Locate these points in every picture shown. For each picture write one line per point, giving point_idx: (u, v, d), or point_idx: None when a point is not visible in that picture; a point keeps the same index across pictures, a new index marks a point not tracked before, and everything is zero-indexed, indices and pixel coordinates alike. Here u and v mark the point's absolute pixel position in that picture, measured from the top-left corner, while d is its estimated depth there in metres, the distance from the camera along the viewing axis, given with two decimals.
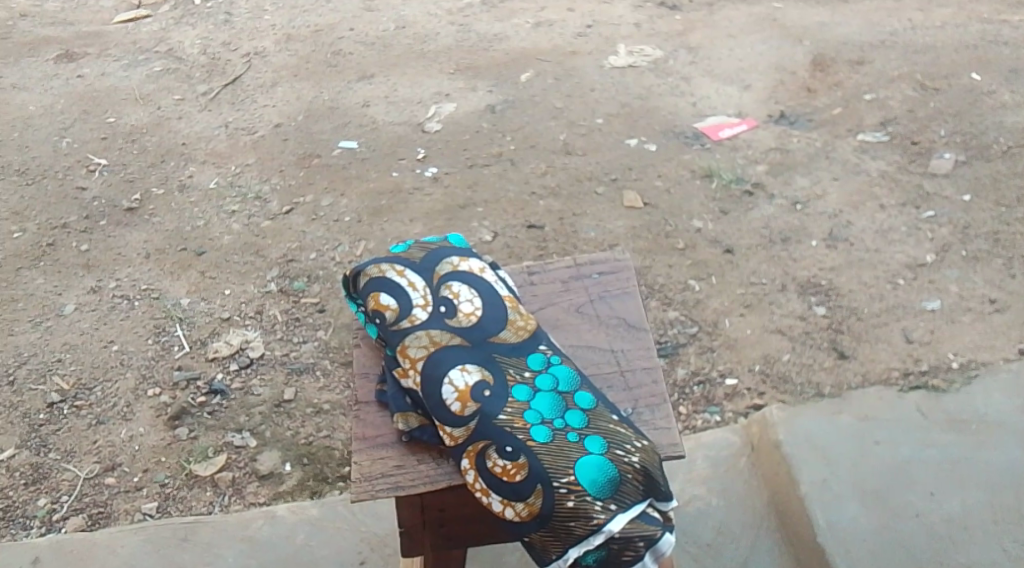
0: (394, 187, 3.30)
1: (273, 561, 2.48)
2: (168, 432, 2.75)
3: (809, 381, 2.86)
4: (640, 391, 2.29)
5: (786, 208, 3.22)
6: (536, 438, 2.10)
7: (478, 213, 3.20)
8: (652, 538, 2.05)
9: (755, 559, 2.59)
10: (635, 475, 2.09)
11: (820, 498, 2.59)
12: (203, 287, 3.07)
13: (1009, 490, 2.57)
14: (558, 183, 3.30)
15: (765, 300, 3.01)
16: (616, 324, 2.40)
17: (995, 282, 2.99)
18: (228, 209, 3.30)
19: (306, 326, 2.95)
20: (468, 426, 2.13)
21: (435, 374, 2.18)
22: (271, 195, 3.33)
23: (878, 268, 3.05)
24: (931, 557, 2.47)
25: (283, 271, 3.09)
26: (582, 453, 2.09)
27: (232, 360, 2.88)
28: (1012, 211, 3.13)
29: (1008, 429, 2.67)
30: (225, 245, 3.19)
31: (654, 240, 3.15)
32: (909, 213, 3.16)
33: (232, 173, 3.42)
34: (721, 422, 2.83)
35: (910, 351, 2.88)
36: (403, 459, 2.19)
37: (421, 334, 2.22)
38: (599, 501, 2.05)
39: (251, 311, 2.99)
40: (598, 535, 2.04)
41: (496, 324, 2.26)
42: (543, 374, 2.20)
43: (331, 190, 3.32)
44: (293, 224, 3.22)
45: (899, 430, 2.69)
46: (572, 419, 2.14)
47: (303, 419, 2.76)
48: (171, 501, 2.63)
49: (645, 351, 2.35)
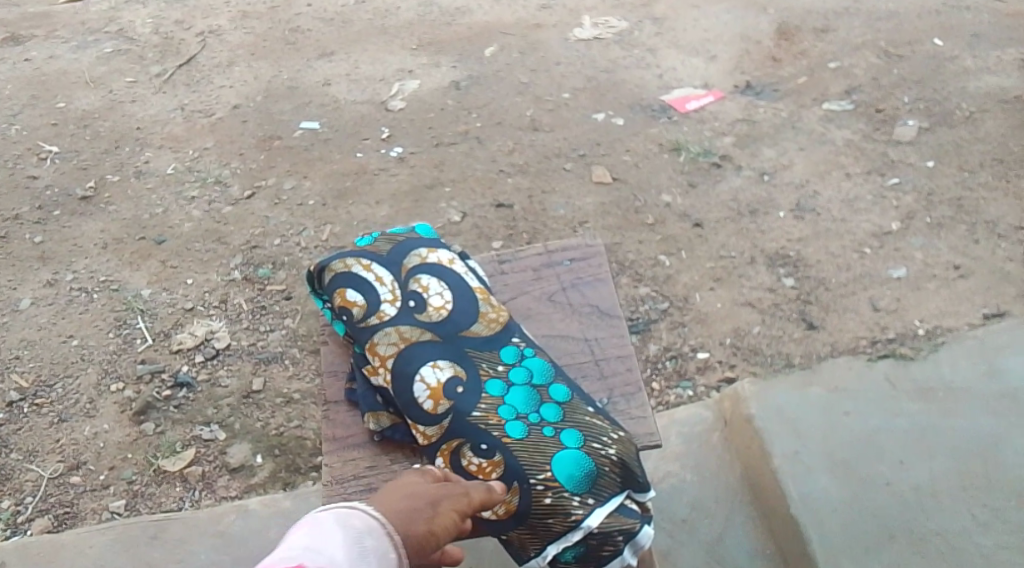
0: (359, 168, 3.24)
1: (246, 557, 2.46)
2: (133, 428, 2.71)
3: (779, 353, 2.87)
4: (614, 379, 2.36)
5: (753, 179, 3.21)
6: (512, 434, 2.15)
7: (446, 193, 3.16)
8: (631, 531, 2.11)
9: (729, 532, 2.63)
10: (612, 468, 2.14)
11: (792, 471, 2.62)
12: (165, 278, 3.00)
13: (976, 454, 2.60)
14: (526, 160, 3.25)
15: (734, 273, 3.01)
16: (589, 313, 2.45)
17: (959, 248, 3.01)
18: (187, 195, 3.21)
19: (273, 314, 2.91)
20: (441, 424, 2.17)
21: (406, 372, 2.22)
22: (232, 178, 3.25)
23: (845, 237, 3.06)
24: (900, 524, 2.52)
25: (248, 259, 3.03)
26: (558, 448, 2.14)
27: (197, 352, 2.83)
28: (974, 176, 3.15)
29: (975, 395, 2.70)
30: (186, 233, 3.11)
31: (623, 216, 3.12)
32: (874, 181, 3.17)
33: (190, 158, 3.33)
34: (693, 397, 2.85)
35: (878, 320, 2.91)
36: (375, 460, 2.25)
37: (390, 331, 2.26)
38: (577, 496, 2.10)
39: (215, 301, 2.94)
40: (576, 531, 2.09)
41: (468, 317, 2.29)
42: (517, 367, 2.25)
43: (294, 173, 3.24)
44: (256, 209, 3.15)
45: (868, 400, 2.73)
46: (547, 413, 2.19)
47: (273, 409, 2.74)
48: (139, 499, 2.61)
49: (619, 340, 2.41)
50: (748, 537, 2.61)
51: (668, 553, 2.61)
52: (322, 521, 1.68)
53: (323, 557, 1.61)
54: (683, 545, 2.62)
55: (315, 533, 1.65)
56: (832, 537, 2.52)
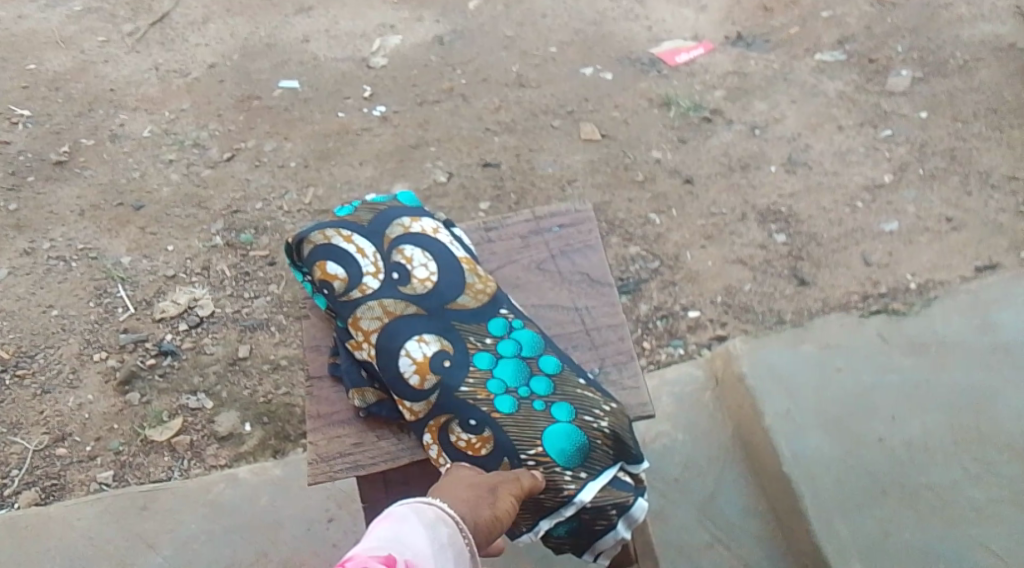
0: (341, 129, 3.20)
1: (238, 525, 2.52)
2: (119, 398, 2.71)
3: (771, 310, 2.84)
4: (606, 349, 2.27)
5: (744, 133, 3.15)
6: (501, 409, 2.08)
7: (432, 153, 3.12)
8: (625, 504, 2.05)
9: (722, 492, 2.63)
10: (605, 441, 2.07)
11: (784, 429, 2.62)
12: (145, 245, 2.97)
13: (968, 408, 2.60)
14: (513, 118, 3.20)
15: (725, 231, 2.96)
16: (579, 281, 2.35)
17: (952, 200, 2.98)
18: (164, 158, 3.16)
19: (257, 280, 2.90)
20: (428, 400, 2.09)
21: (391, 347, 2.12)
22: (210, 140, 3.20)
23: (837, 191, 3.02)
24: (891, 479, 2.53)
25: (229, 224, 3.00)
26: (549, 422, 2.06)
27: (181, 320, 2.82)
28: (968, 126, 3.11)
29: (966, 348, 2.69)
30: (165, 198, 3.07)
31: (614, 174, 3.07)
32: (866, 133, 3.12)
33: (166, 120, 3.26)
34: (684, 355, 2.82)
35: (870, 274, 2.88)
36: (361, 437, 2.17)
37: (373, 305, 2.15)
38: (569, 471, 2.04)
39: (198, 268, 2.92)
40: (568, 507, 2.03)
41: (454, 288, 2.18)
42: (505, 339, 2.15)
43: (274, 135, 3.20)
44: (236, 172, 3.12)
45: (860, 355, 2.71)
46: (537, 386, 2.10)
47: (261, 376, 2.74)
48: (127, 469, 2.63)
49: (610, 309, 2.32)
50: (740, 496, 2.62)
51: (660, 513, 2.62)
52: (400, 514, 1.68)
53: (411, 551, 1.63)
54: (676, 504, 2.63)
55: (397, 525, 1.66)
56: (825, 494, 2.52)
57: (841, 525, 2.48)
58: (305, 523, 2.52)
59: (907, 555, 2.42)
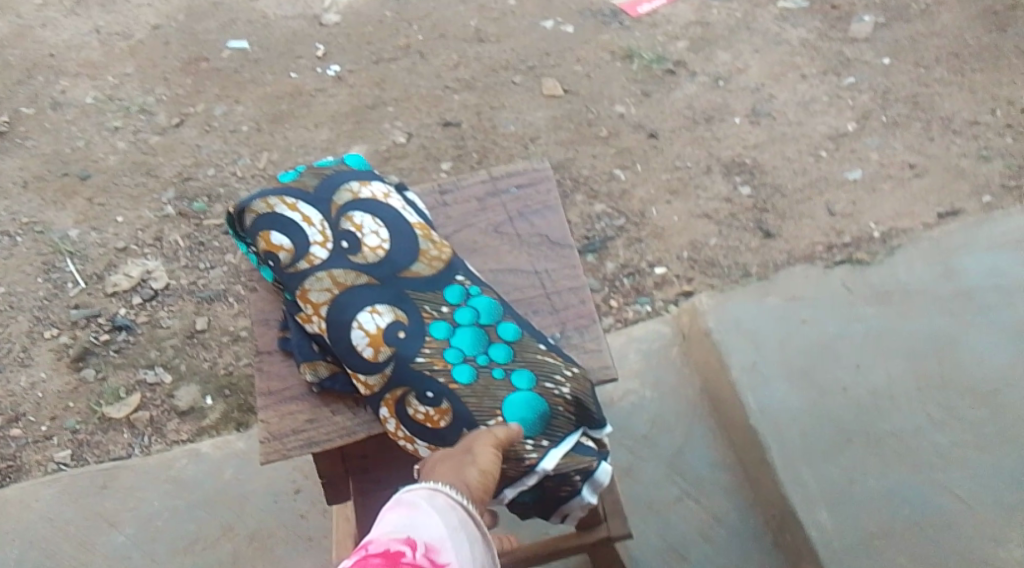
0: (294, 90, 3.15)
1: (202, 501, 2.48)
2: (73, 375, 2.67)
3: (736, 264, 2.82)
4: (567, 312, 2.17)
5: (708, 85, 3.13)
6: (459, 379, 2.00)
7: (390, 113, 3.09)
8: (589, 469, 1.99)
9: (690, 447, 2.63)
10: (567, 407, 2.00)
11: (750, 382, 2.61)
12: (92, 217, 2.91)
13: (932, 355, 2.60)
14: (472, 75, 3.17)
15: (690, 185, 2.94)
16: (538, 244, 2.25)
17: (915, 147, 2.97)
18: (110, 125, 3.10)
19: (212, 250, 2.85)
20: (383, 373, 2.00)
21: (341, 320, 2.02)
22: (157, 106, 3.14)
23: (801, 141, 3.00)
24: (856, 428, 2.53)
25: (181, 193, 2.96)
26: (509, 391, 1.99)
27: (134, 294, 2.78)
28: (930, 71, 3.11)
29: (929, 296, 2.68)
30: (111, 166, 3.01)
31: (577, 130, 3.05)
32: (830, 81, 3.12)
33: (110, 86, 3.20)
34: (651, 312, 2.80)
35: (834, 224, 2.86)
36: (315, 412, 2.08)
37: (322, 276, 2.04)
38: (530, 439, 1.97)
39: (150, 239, 2.87)
40: (531, 475, 1.96)
41: (407, 256, 2.07)
42: (462, 307, 2.06)
43: (224, 98, 3.15)
44: (186, 138, 3.06)
45: (825, 306, 2.70)
46: (496, 353, 2.02)
47: (221, 348, 2.69)
48: (85, 448, 2.58)
49: (571, 270, 2.21)
50: (709, 451, 2.62)
51: (630, 471, 2.62)
52: (409, 502, 1.63)
53: (427, 532, 1.59)
54: (645, 461, 2.62)
55: (408, 513, 1.61)
56: (791, 446, 2.52)
57: (809, 476, 2.48)
58: (271, 496, 2.49)
59: (874, 502, 2.43)
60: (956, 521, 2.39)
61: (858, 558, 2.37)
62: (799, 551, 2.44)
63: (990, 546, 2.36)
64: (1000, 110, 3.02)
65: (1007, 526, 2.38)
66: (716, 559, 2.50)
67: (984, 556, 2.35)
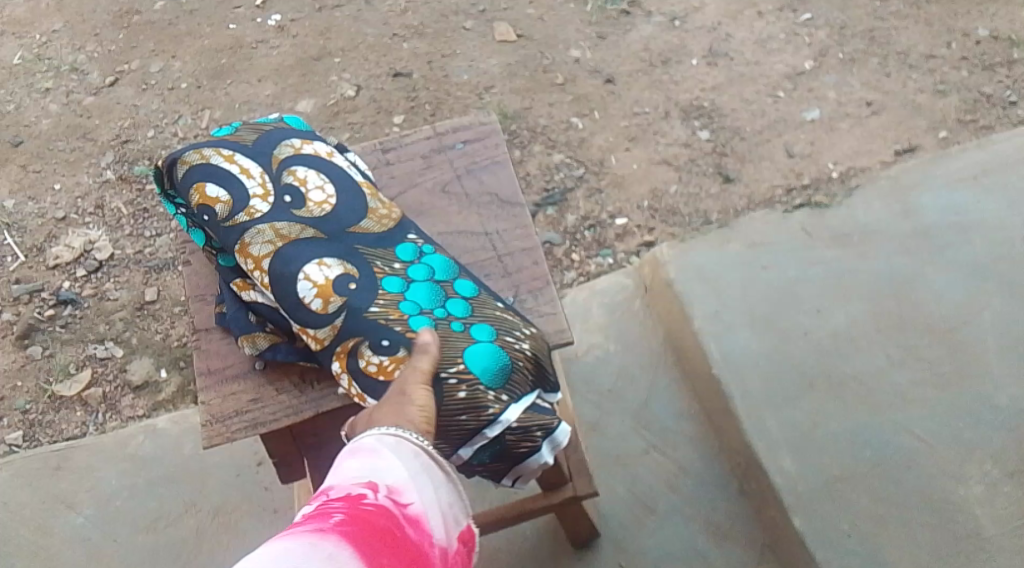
0: (234, 42, 3.21)
1: (158, 477, 2.45)
2: (20, 353, 2.70)
3: (697, 211, 2.79)
4: (520, 276, 2.03)
5: (664, 25, 3.11)
6: (417, 328, 1.85)
7: (336, 65, 3.13)
8: (548, 426, 1.85)
9: (656, 398, 2.57)
10: (527, 364, 1.86)
11: (712, 331, 2.54)
12: (28, 186, 3.00)
13: (889, 297, 2.52)
14: (421, 21, 3.19)
15: (649, 131, 2.92)
16: (488, 203, 2.11)
17: (872, 83, 2.93)
18: (40, 87, 3.19)
19: (157, 217, 2.90)
20: (333, 324, 1.86)
21: (286, 272, 1.88)
22: (89, 64, 3.22)
23: (758, 81, 2.97)
24: (818, 372, 2.45)
25: (120, 155, 3.03)
26: (469, 342, 1.84)
27: (77, 266, 2.82)
28: (886, 5, 3.07)
29: (889, 236, 2.61)
30: (43, 130, 3.11)
31: (532, 77, 3.05)
32: (786, 18, 3.08)
33: (38, 44, 3.29)
34: (613, 265, 2.77)
35: (793, 166, 2.82)
36: (259, 392, 1.96)
37: (264, 228, 1.91)
38: (492, 391, 1.82)
39: (90, 207, 2.94)
40: (493, 428, 1.81)
41: (355, 212, 1.96)
42: (415, 265, 1.93)
43: (160, 53, 3.21)
44: (121, 97, 3.15)
45: (786, 251, 2.62)
46: (454, 307, 1.89)
47: (172, 319, 2.72)
48: (36, 428, 2.60)
49: (523, 230, 2.07)
50: (673, 402, 2.56)
51: (595, 426, 2.56)
52: (369, 445, 1.50)
53: (390, 476, 1.48)
54: (611, 415, 2.57)
55: (369, 458, 1.49)
56: (754, 394, 2.45)
57: (771, 422, 2.41)
58: (233, 469, 2.45)
59: (837, 444, 2.37)
60: (917, 461, 2.33)
61: (821, 502, 2.31)
62: (764, 497, 2.38)
63: (950, 484, 2.30)
64: (955, 43, 2.97)
65: (966, 463, 2.31)
66: (683, 509, 2.44)
67: (946, 496, 2.29)
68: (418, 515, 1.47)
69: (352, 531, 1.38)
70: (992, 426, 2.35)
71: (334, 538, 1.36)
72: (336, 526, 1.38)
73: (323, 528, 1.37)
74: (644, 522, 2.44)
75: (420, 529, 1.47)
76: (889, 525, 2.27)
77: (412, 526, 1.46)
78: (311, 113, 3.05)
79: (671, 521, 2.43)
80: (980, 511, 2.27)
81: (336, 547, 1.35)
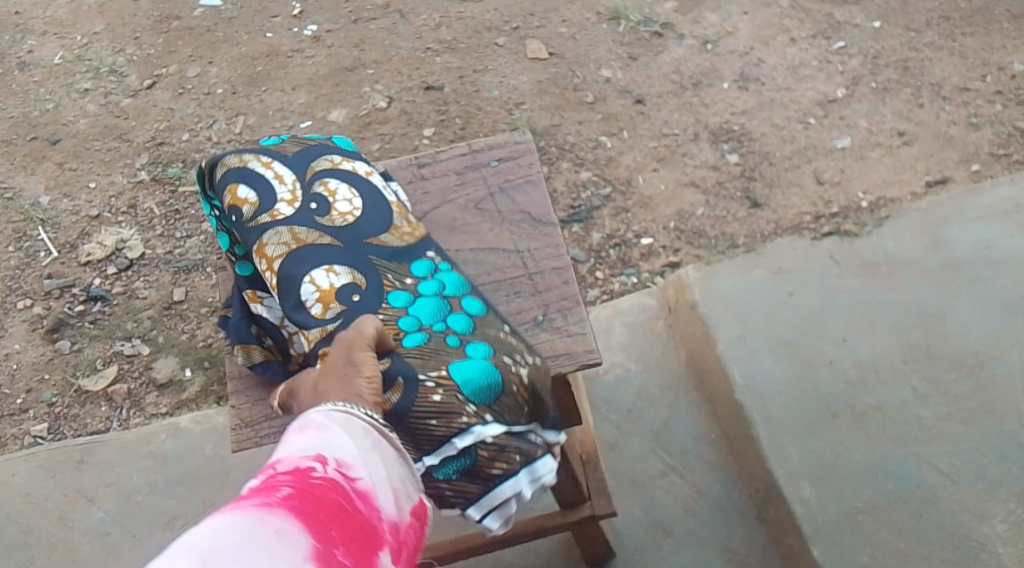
0: (270, 51, 3.27)
1: (180, 476, 2.47)
2: (48, 346, 2.74)
3: (723, 234, 2.79)
4: (550, 294, 2.00)
5: (696, 48, 3.14)
6: (407, 343, 1.82)
7: (369, 76, 3.18)
8: (529, 455, 1.80)
9: (676, 421, 2.56)
10: (520, 392, 1.81)
11: (737, 356, 2.53)
12: (63, 183, 3.05)
13: (917, 330, 2.50)
14: (454, 36, 3.25)
15: (677, 152, 2.94)
16: (520, 221, 2.09)
17: (903, 114, 2.93)
18: (79, 87, 3.27)
19: (188, 219, 2.95)
20: (325, 327, 1.85)
21: (294, 274, 1.89)
22: (128, 68, 3.30)
23: (789, 107, 2.99)
24: (842, 402, 2.43)
25: (154, 158, 3.09)
26: (461, 357, 1.81)
27: (109, 263, 2.87)
28: (920, 35, 3.08)
29: (918, 267, 2.59)
30: (81, 130, 3.17)
31: (562, 95, 3.08)
32: (819, 45, 3.10)
33: (80, 45, 3.38)
34: (637, 284, 2.78)
35: (822, 193, 2.82)
36: None
37: (282, 231, 1.93)
38: (474, 406, 1.78)
39: (123, 207, 2.99)
40: (465, 438, 1.76)
41: (377, 226, 1.96)
42: (427, 280, 1.91)
43: (197, 59, 3.29)
44: (157, 101, 3.21)
45: (813, 279, 2.61)
46: (455, 322, 1.86)
47: (199, 319, 2.76)
48: (62, 421, 2.63)
49: (554, 249, 2.04)
50: (693, 426, 2.54)
51: (614, 445, 2.55)
52: (318, 420, 1.49)
53: (340, 451, 1.45)
54: (630, 436, 2.56)
55: (317, 431, 1.47)
56: (777, 419, 2.43)
57: (791, 449, 2.39)
58: (252, 472, 2.47)
59: (860, 475, 2.34)
60: (940, 494, 2.29)
61: (841, 532, 2.28)
62: (783, 526, 2.35)
63: (972, 520, 2.25)
64: (990, 76, 2.97)
65: (989, 499, 2.27)
66: (699, 534, 2.41)
67: (968, 531, 2.24)
68: (367, 490, 1.45)
69: (300, 506, 1.35)
70: (1017, 463, 2.31)
71: (281, 513, 1.33)
72: (283, 500, 1.36)
73: (270, 502, 1.34)
74: (660, 545, 2.41)
75: (370, 504, 1.44)
76: (910, 558, 2.22)
77: (361, 500, 1.43)
78: (342, 123, 3.09)
79: (687, 545, 2.40)
80: (1002, 548, 2.21)
81: (284, 523, 1.32)
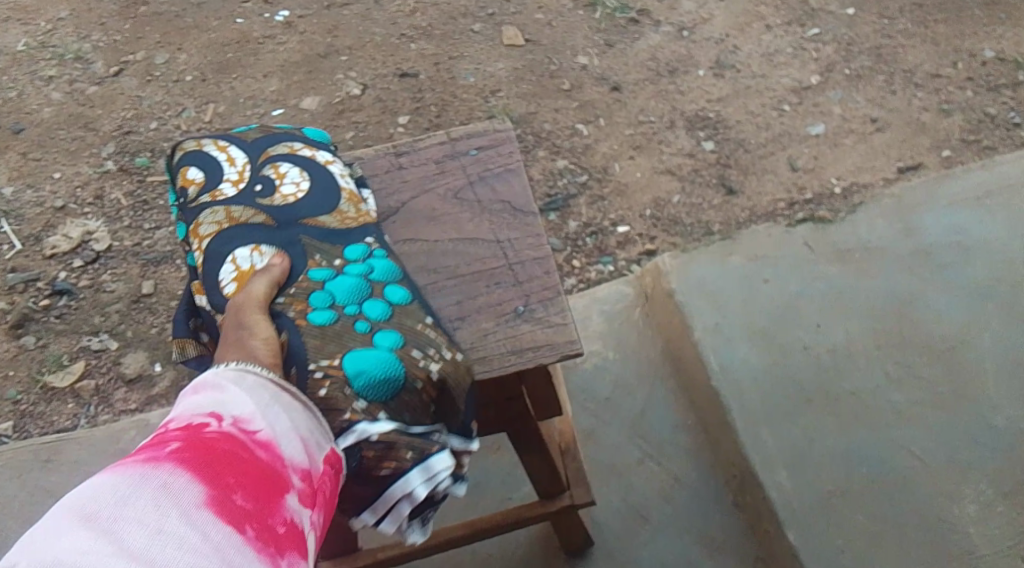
0: (241, 37, 3.22)
1: None
2: (13, 343, 2.67)
3: (698, 222, 2.78)
4: (532, 285, 1.95)
5: (672, 35, 3.14)
6: (313, 320, 1.70)
7: (342, 63, 3.13)
8: (423, 451, 1.64)
9: (652, 409, 2.54)
10: (427, 389, 1.69)
11: (712, 343, 2.52)
12: (27, 173, 2.97)
13: (890, 316, 2.51)
14: (429, 23, 3.22)
15: (654, 140, 2.93)
16: (500, 210, 2.04)
17: (877, 100, 2.94)
18: (43, 74, 3.18)
19: (157, 210, 2.89)
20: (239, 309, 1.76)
21: (219, 252, 1.81)
22: (94, 54, 3.22)
23: (764, 95, 2.99)
24: (818, 388, 2.44)
25: (121, 146, 3.02)
26: (364, 345, 1.69)
27: (75, 256, 2.81)
28: (893, 23, 3.10)
29: (891, 254, 2.60)
30: (45, 119, 3.09)
31: (539, 82, 3.05)
32: (794, 32, 3.12)
33: (44, 31, 3.30)
34: (613, 273, 2.75)
35: (796, 179, 2.81)
36: None
37: (218, 210, 1.85)
38: (363, 400, 1.65)
39: (89, 198, 2.92)
40: (347, 437, 1.62)
41: (319, 209, 1.87)
42: (356, 263, 1.81)
43: (166, 45, 3.23)
44: (125, 88, 3.14)
45: (787, 267, 2.61)
46: (370, 308, 1.74)
47: (167, 313, 2.71)
48: (28, 419, 2.56)
49: (536, 240, 2.00)
50: (670, 415, 2.52)
51: (590, 434, 2.53)
52: (212, 380, 1.49)
53: (235, 406, 1.47)
54: (606, 425, 2.53)
55: (212, 390, 1.48)
56: (752, 408, 2.42)
57: (768, 436, 2.38)
58: None
59: (833, 461, 2.34)
60: (913, 480, 2.29)
61: (817, 518, 2.27)
62: (759, 513, 2.34)
63: (946, 504, 2.26)
64: (961, 63, 2.98)
65: (962, 482, 2.28)
66: (676, 522, 2.39)
67: (941, 515, 2.25)
68: (269, 438, 1.46)
69: (191, 458, 1.37)
70: (988, 448, 2.32)
71: (170, 465, 1.36)
72: (171, 453, 1.38)
73: (157, 457, 1.37)
74: (637, 534, 2.38)
75: (271, 451, 1.46)
76: (885, 542, 2.23)
77: (262, 450, 1.45)
78: (315, 111, 3.03)
79: (665, 532, 2.38)
80: (974, 531, 2.22)
81: (172, 474, 1.35)
